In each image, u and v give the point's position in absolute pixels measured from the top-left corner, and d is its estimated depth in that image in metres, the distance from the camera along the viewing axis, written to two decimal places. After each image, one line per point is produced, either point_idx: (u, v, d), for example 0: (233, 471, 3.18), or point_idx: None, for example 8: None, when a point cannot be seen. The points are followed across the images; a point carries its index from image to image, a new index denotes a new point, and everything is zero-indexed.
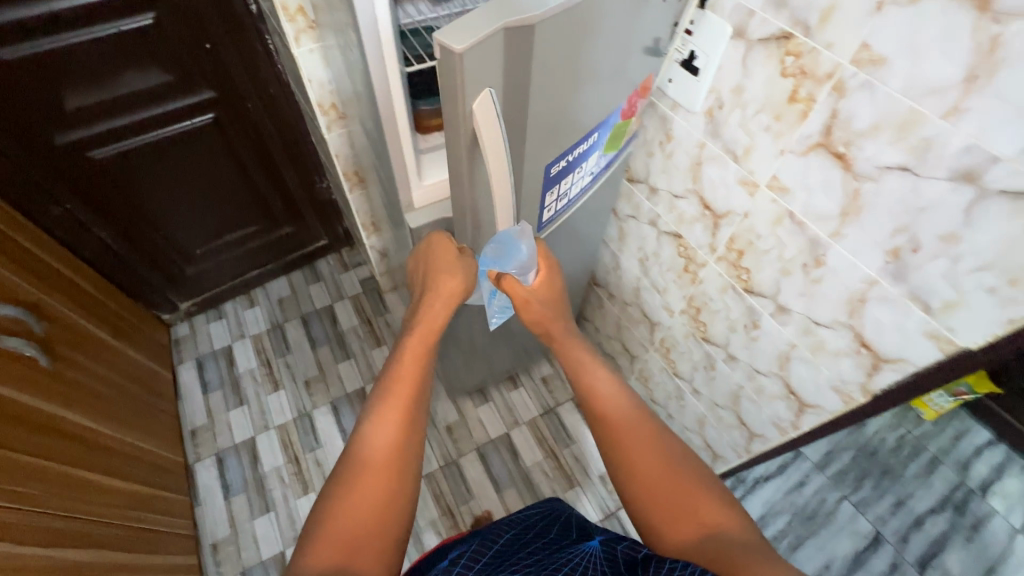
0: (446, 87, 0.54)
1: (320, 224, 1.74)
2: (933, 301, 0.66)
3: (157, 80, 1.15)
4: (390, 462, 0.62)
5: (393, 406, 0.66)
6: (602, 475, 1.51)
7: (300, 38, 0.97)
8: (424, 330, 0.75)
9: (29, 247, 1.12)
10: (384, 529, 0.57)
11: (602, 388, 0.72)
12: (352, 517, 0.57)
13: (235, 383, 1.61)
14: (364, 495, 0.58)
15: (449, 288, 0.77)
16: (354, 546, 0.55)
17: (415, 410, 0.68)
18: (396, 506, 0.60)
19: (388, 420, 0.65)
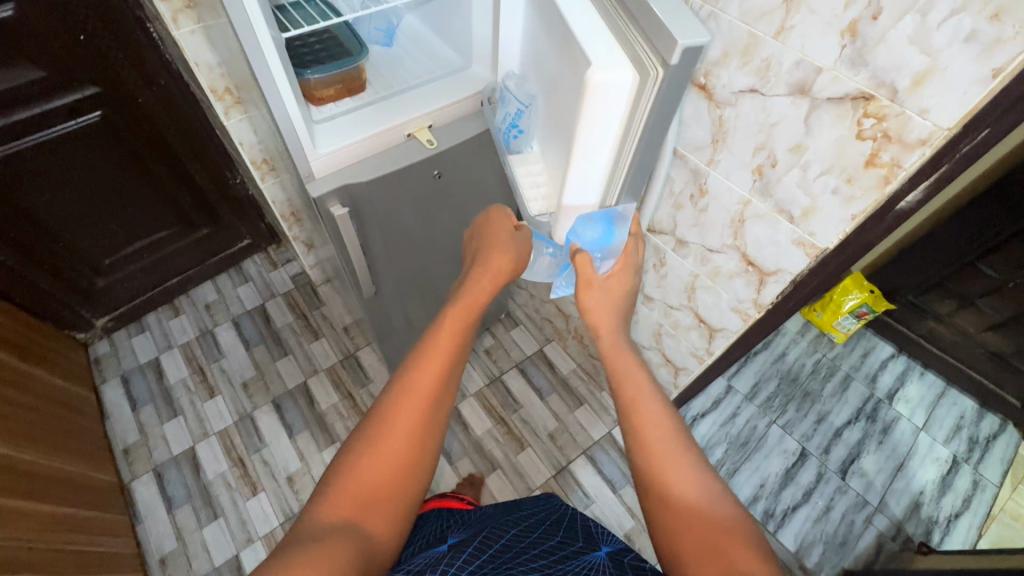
0: (670, 93, 0.50)
1: (239, 222, 1.68)
2: (794, 211, 0.74)
3: (30, 78, 1.07)
4: (413, 434, 0.65)
5: (421, 381, 0.68)
6: (551, 433, 1.56)
7: (178, 19, 0.94)
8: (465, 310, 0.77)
9: None
10: (397, 495, 0.62)
11: (684, 486, 0.57)
12: (370, 478, 0.61)
13: (167, 396, 1.55)
14: (378, 462, 0.62)
15: (501, 263, 0.81)
16: (364, 507, 0.59)
17: (442, 389, 0.69)
18: (411, 476, 0.64)
19: (417, 394, 0.67)
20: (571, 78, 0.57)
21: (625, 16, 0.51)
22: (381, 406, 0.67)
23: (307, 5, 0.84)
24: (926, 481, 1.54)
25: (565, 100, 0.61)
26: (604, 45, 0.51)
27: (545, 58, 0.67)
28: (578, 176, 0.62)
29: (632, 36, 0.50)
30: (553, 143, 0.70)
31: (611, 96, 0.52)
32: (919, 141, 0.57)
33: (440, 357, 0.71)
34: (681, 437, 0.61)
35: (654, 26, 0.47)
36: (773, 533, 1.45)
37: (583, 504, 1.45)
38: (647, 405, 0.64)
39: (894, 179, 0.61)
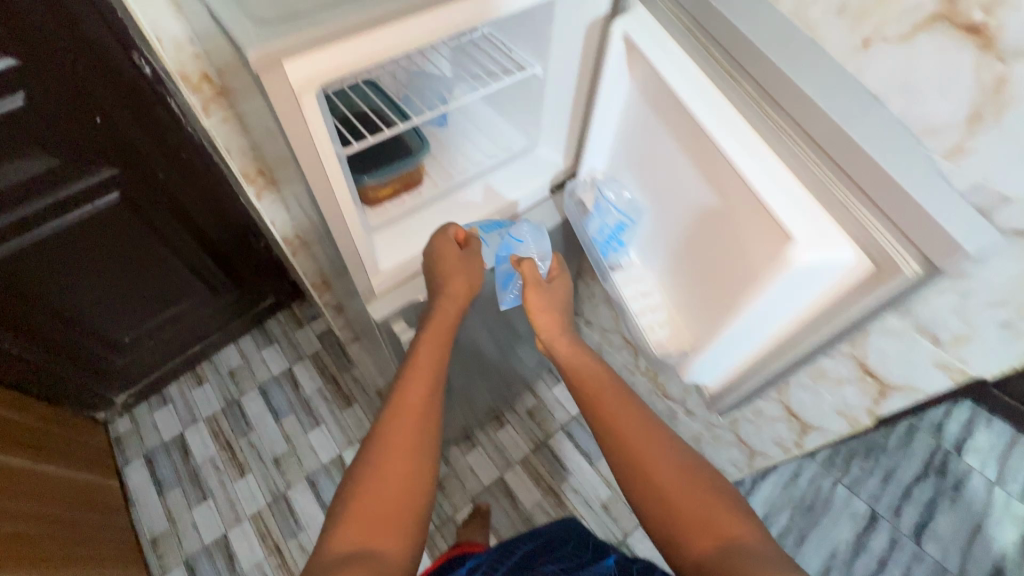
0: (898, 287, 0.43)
1: (263, 283, 1.59)
2: (942, 334, 0.63)
3: (42, 168, 0.97)
4: (413, 453, 0.60)
5: (409, 401, 0.64)
6: (605, 503, 1.47)
7: (209, 109, 0.84)
8: (439, 325, 0.72)
9: None
10: (407, 517, 0.56)
11: (674, 479, 0.60)
12: (372, 504, 0.55)
13: (195, 477, 1.45)
14: (385, 476, 0.57)
15: (459, 286, 0.73)
16: (376, 526, 0.54)
17: (433, 396, 0.67)
18: (419, 495, 0.58)
19: (405, 414, 0.63)
20: (747, 235, 0.52)
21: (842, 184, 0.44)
22: (375, 434, 0.62)
23: (354, 94, 0.79)
24: (1007, 544, 1.45)
25: (722, 243, 0.57)
26: (810, 219, 0.46)
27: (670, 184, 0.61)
28: (743, 328, 0.57)
29: (856, 209, 0.43)
30: (684, 274, 0.64)
31: (820, 271, 0.47)
32: None
33: (422, 375, 0.67)
34: (659, 440, 0.65)
35: (913, 217, 0.39)
36: None
37: None
38: (620, 421, 0.67)
39: None
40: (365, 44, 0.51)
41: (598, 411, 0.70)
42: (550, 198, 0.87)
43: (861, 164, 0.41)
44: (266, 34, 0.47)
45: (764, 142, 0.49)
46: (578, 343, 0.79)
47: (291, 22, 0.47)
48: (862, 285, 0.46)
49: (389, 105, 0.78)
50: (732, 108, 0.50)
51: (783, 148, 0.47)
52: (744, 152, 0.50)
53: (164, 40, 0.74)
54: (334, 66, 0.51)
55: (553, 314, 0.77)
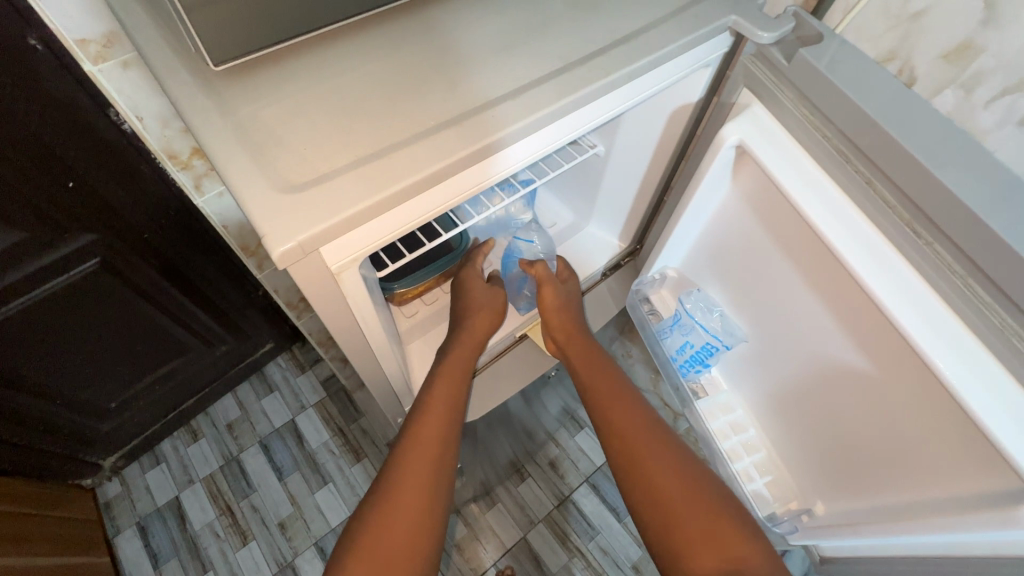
0: None
1: (265, 329, 1.47)
2: None
3: (5, 243, 0.83)
4: (421, 481, 0.62)
5: (422, 432, 0.67)
6: (635, 564, 1.37)
7: (202, 185, 0.73)
8: (460, 357, 0.77)
9: None
10: (413, 544, 0.57)
11: (679, 495, 0.61)
12: (380, 527, 0.57)
13: (193, 546, 1.34)
14: (399, 500, 0.60)
15: (484, 319, 0.81)
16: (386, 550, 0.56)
17: (448, 426, 0.69)
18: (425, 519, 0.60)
19: (423, 439, 0.66)
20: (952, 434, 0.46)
21: None
22: (390, 462, 0.65)
23: None
24: None
25: (894, 418, 0.52)
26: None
27: (822, 338, 0.57)
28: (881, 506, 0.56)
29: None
30: (813, 425, 0.64)
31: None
32: None
33: (438, 403, 0.71)
34: (666, 451, 0.66)
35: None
36: None
37: None
38: (627, 431, 0.68)
39: None
40: (394, 212, 0.45)
41: (608, 421, 0.71)
42: (603, 281, 0.92)
43: None
44: (278, 210, 0.40)
45: (968, 330, 0.43)
46: (594, 347, 0.81)
47: (309, 188, 0.41)
48: None
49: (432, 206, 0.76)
50: (911, 270, 0.46)
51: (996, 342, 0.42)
52: (928, 324, 0.43)
53: (147, 119, 0.64)
54: (360, 244, 0.45)
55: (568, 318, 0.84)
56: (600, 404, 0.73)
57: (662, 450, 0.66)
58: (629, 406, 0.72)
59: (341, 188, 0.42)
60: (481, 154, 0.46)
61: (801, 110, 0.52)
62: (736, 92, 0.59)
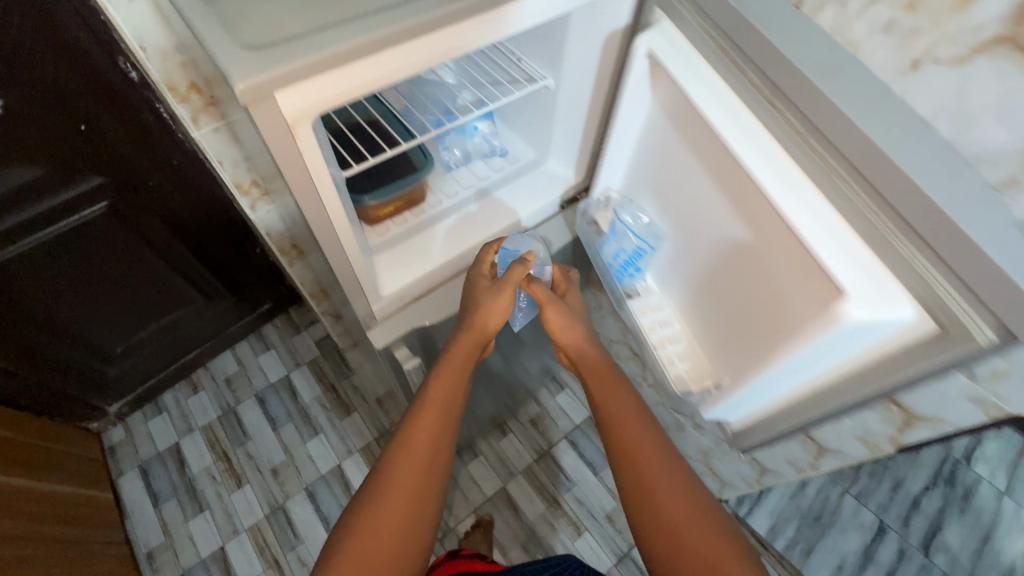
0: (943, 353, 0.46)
1: (260, 288, 1.55)
2: (979, 369, 0.60)
3: (23, 179, 0.92)
4: (414, 497, 0.59)
5: (416, 443, 0.62)
6: (609, 514, 1.44)
7: (199, 119, 0.81)
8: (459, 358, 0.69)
9: None
10: (403, 570, 0.55)
11: (692, 530, 0.59)
12: (368, 546, 0.54)
13: (191, 488, 1.42)
14: (382, 529, 0.56)
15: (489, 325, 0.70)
16: None
17: (439, 443, 0.63)
18: (416, 539, 0.57)
19: (413, 460, 0.61)
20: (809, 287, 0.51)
21: (901, 233, 0.44)
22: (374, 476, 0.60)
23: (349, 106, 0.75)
24: (1016, 555, 1.43)
25: (767, 280, 0.56)
26: (866, 274, 0.47)
27: (713, 219, 0.61)
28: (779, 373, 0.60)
29: (919, 265, 0.44)
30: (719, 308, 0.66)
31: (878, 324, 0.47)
32: None
33: (432, 413, 0.64)
34: (676, 479, 0.63)
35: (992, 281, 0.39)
36: None
37: None
38: (640, 456, 0.65)
39: None
40: (353, 68, 0.50)
41: (623, 443, 0.67)
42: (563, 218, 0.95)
43: (932, 219, 0.41)
44: (239, 58, 0.45)
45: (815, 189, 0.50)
46: (606, 360, 0.76)
47: (271, 48, 0.46)
48: (920, 341, 0.48)
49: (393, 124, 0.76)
50: (771, 140, 0.52)
51: (835, 189, 0.48)
52: (798, 201, 0.50)
53: (150, 50, 0.71)
54: (320, 99, 0.49)
55: (582, 331, 0.78)
56: (614, 428, 0.69)
57: (675, 481, 0.63)
58: (643, 429, 0.68)
59: (300, 46, 0.46)
60: (438, 25, 0.51)
61: (696, 21, 0.55)
62: (650, 12, 0.60)
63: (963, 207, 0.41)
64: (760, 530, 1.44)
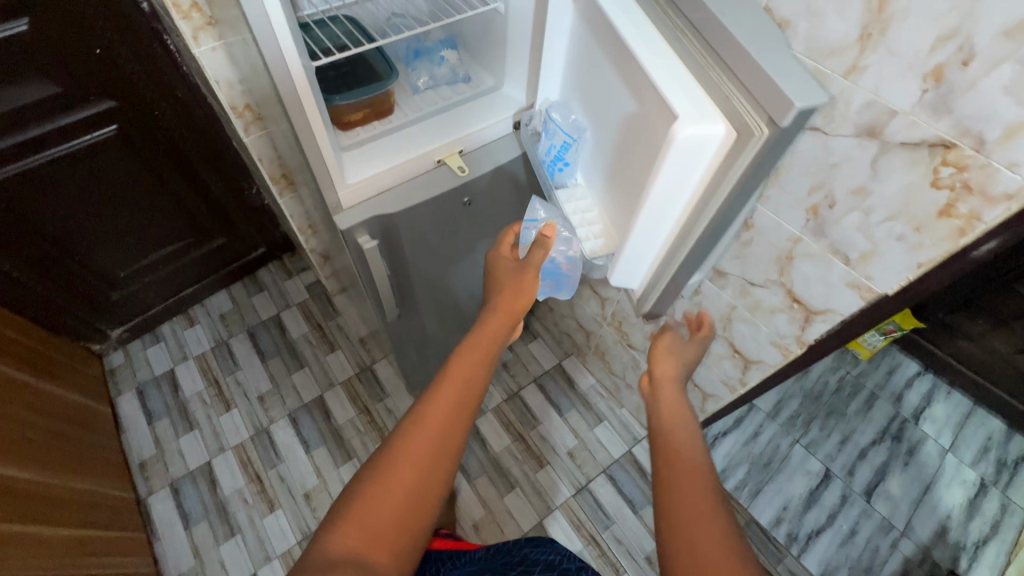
0: (739, 156, 0.52)
1: (255, 231, 1.66)
2: (852, 253, 0.70)
3: (43, 94, 1.04)
4: (421, 471, 0.57)
5: (437, 407, 0.62)
6: (571, 451, 1.54)
7: (198, 37, 0.91)
8: (488, 340, 0.72)
9: None
10: (407, 532, 0.54)
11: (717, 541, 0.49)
12: (379, 496, 0.55)
13: (183, 409, 1.53)
14: (392, 487, 0.55)
15: (513, 300, 0.78)
16: (373, 536, 0.52)
17: (458, 410, 0.63)
18: (417, 517, 0.55)
19: (431, 421, 0.61)
20: (658, 129, 0.56)
21: (717, 67, 0.52)
22: (395, 433, 0.60)
23: (332, 23, 0.83)
24: (953, 505, 1.51)
25: (645, 146, 0.60)
26: (691, 99, 0.52)
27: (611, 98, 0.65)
28: (647, 225, 0.64)
29: (729, 89, 0.51)
30: (617, 178, 0.69)
31: (699, 145, 0.53)
32: (1004, 195, 0.53)
33: (456, 381, 0.65)
34: (712, 495, 0.54)
35: (763, 86, 0.49)
36: (797, 557, 1.42)
37: (603, 524, 1.43)
38: (674, 457, 0.59)
39: (971, 231, 0.57)
40: None
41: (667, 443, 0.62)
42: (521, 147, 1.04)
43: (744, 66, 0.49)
44: None
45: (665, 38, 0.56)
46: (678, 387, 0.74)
47: None
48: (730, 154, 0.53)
49: (374, 57, 0.87)
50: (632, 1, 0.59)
51: (675, 40, 0.55)
52: (648, 46, 0.55)
53: None
54: None
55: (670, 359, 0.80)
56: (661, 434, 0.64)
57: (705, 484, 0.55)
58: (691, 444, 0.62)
59: None
60: None
61: None
62: None
63: (790, 73, 0.51)
64: None
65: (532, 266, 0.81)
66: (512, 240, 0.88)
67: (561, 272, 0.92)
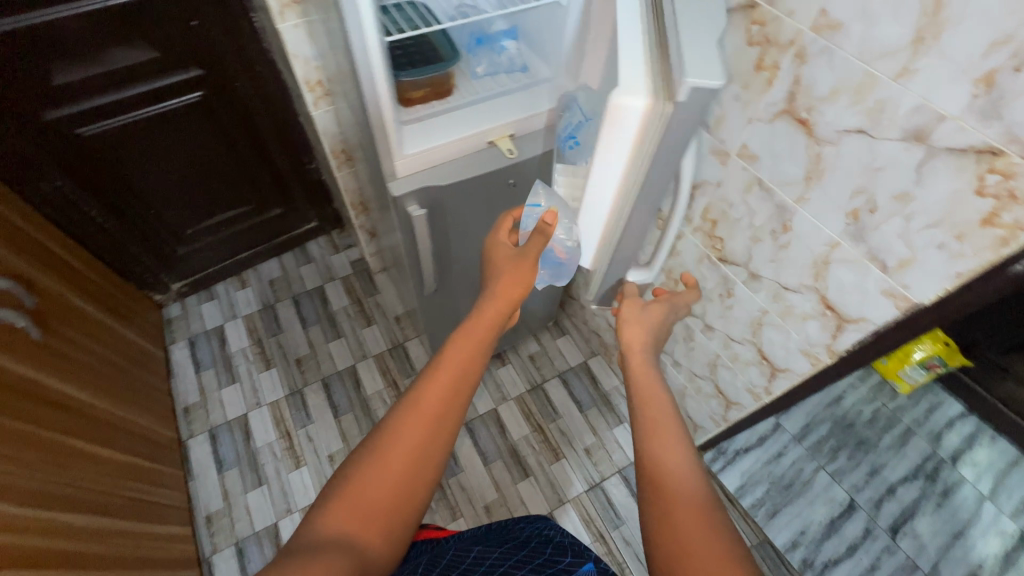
0: (652, 129, 0.63)
1: (310, 205, 1.76)
2: (890, 260, 0.70)
3: (143, 58, 1.15)
4: (413, 457, 0.60)
5: (429, 399, 0.64)
6: (588, 448, 1.55)
7: (285, 13, 1.00)
8: (482, 328, 0.72)
9: (46, 243, 1.20)
10: (398, 515, 0.59)
11: (699, 535, 0.49)
12: (370, 486, 0.58)
13: (228, 363, 1.64)
14: (383, 477, 0.59)
15: (510, 288, 0.76)
16: (365, 523, 0.56)
17: (452, 400, 0.65)
18: (409, 501, 0.60)
19: (423, 413, 0.63)
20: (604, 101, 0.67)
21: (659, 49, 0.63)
22: (388, 420, 0.63)
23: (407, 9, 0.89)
24: (987, 554, 1.43)
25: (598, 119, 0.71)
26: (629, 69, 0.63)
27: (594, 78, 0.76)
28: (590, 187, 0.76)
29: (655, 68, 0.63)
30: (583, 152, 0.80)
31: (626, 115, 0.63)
32: None
33: (450, 370, 0.66)
34: (691, 474, 0.55)
35: None
36: None
37: (613, 524, 1.43)
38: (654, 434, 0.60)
39: (1014, 241, 0.57)
40: None
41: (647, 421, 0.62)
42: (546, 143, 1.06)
43: None
44: None
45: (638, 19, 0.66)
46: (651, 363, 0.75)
47: None
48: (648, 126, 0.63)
49: (439, 41, 0.92)
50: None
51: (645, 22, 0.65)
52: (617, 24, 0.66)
53: None
54: None
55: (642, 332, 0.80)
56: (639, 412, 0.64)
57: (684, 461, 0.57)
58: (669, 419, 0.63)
59: None
60: None
61: None
62: None
63: None
64: (729, 486, 1.51)
65: (530, 255, 0.79)
66: (512, 224, 0.88)
67: (560, 261, 0.94)
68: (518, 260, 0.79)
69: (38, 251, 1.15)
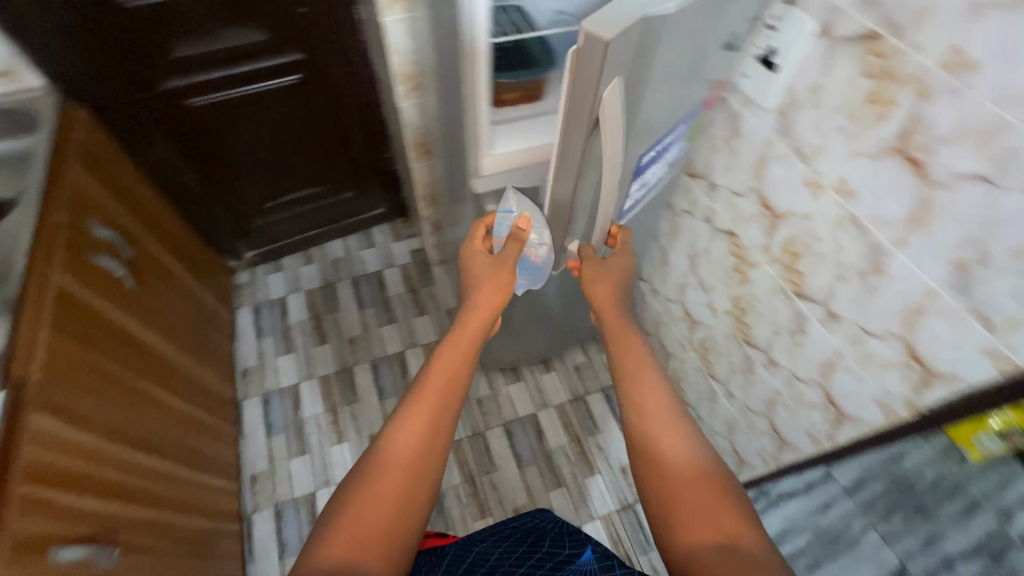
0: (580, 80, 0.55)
1: (380, 191, 1.82)
2: (996, 317, 0.66)
3: (253, 39, 1.23)
4: (409, 471, 0.62)
5: (417, 415, 0.66)
6: (623, 467, 1.52)
7: (392, 7, 1.05)
8: (460, 344, 0.74)
9: (147, 201, 1.30)
10: (400, 526, 0.59)
11: (690, 512, 0.57)
12: (367, 502, 0.59)
13: (286, 332, 1.72)
14: (380, 495, 0.60)
15: (490, 299, 0.78)
16: (366, 541, 0.57)
17: (438, 412, 0.67)
18: (409, 513, 0.60)
19: (411, 427, 0.65)
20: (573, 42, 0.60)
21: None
22: (378, 439, 0.64)
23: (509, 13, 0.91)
24: None
25: None
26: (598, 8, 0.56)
27: None
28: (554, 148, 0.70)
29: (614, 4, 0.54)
30: None
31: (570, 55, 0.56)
32: None
33: (436, 384, 0.69)
34: (676, 449, 0.63)
35: None
36: None
37: (641, 548, 1.40)
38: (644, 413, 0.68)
39: None
40: None
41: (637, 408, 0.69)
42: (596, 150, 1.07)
43: None
44: None
45: None
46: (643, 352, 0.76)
47: None
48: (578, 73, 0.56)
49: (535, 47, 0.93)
50: None
51: None
52: None
53: None
54: None
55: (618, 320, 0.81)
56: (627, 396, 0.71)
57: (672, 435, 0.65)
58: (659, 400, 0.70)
59: None
60: None
61: None
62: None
63: None
64: None
65: (507, 261, 0.80)
66: (483, 232, 0.87)
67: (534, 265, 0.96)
68: (492, 267, 0.80)
69: (139, 208, 1.25)
